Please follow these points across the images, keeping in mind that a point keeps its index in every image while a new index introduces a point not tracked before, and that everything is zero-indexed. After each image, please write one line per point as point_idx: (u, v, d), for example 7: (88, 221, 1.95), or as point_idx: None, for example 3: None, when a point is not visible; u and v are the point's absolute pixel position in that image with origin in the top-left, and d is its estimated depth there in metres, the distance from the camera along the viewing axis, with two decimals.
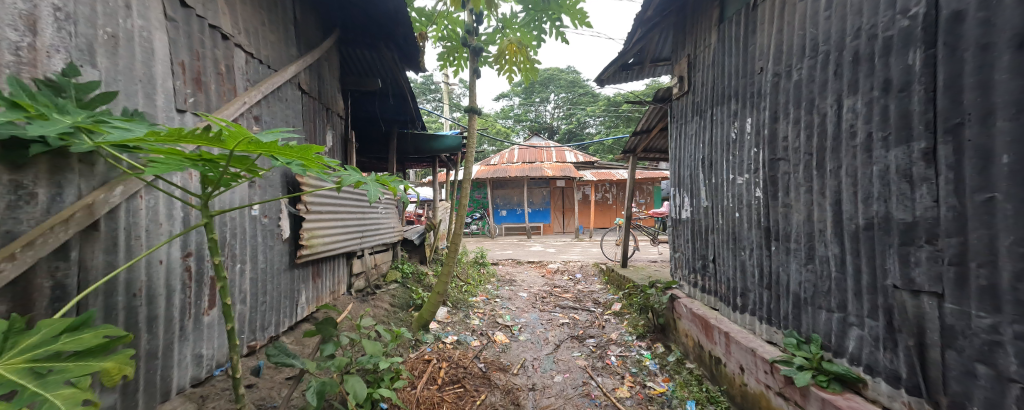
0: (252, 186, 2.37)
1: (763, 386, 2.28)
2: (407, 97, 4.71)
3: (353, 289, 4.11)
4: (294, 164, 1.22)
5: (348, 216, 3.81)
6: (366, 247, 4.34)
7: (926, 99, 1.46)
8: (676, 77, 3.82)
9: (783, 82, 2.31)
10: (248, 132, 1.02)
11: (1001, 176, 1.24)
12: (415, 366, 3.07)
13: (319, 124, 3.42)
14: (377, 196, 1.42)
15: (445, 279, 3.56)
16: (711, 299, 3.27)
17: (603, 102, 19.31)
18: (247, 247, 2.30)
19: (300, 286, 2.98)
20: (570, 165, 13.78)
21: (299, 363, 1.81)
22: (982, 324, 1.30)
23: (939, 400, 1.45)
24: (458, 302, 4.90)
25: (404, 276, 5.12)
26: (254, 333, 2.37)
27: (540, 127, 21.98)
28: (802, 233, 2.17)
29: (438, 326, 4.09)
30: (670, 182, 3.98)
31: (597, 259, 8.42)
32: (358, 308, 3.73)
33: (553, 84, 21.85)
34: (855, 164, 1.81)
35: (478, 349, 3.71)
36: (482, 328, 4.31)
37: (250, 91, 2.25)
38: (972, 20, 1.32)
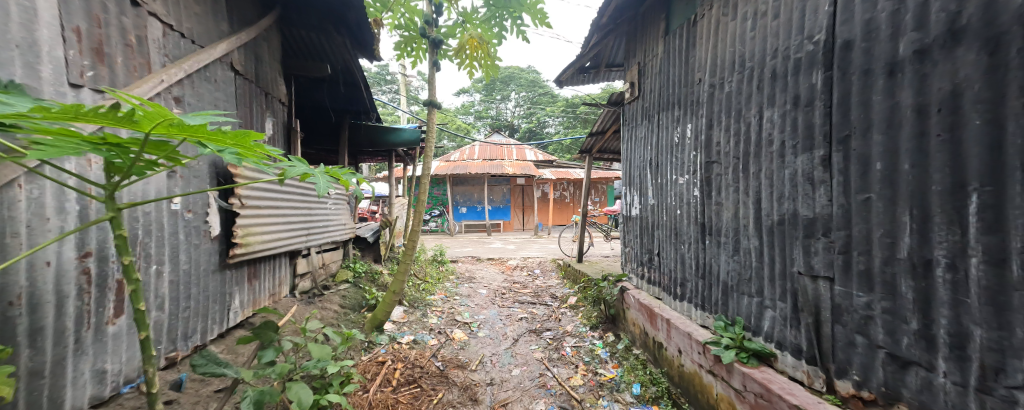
0: (172, 176, 2.12)
1: (697, 366, 2.51)
2: (361, 86, 4.48)
3: (297, 290, 3.84)
4: (228, 152, 1.11)
5: (293, 212, 3.57)
6: (312, 244, 4.08)
7: (825, 114, 1.69)
8: (628, 83, 4.03)
9: (717, 92, 2.52)
10: (169, 113, 0.92)
11: (874, 178, 1.46)
12: (367, 369, 2.97)
13: (256, 111, 3.14)
14: (325, 190, 1.33)
15: (401, 277, 3.44)
16: (655, 289, 3.51)
17: (562, 102, 19.73)
18: (165, 246, 2.06)
19: (233, 289, 2.73)
20: (530, 163, 14.12)
21: (232, 371, 1.66)
22: (860, 302, 1.54)
23: (829, 367, 1.69)
24: (415, 301, 4.78)
25: (357, 275, 4.89)
26: (174, 342, 2.13)
27: (500, 125, 22.01)
28: (729, 228, 2.40)
29: (393, 326, 3.97)
30: (622, 181, 4.19)
31: (556, 255, 8.64)
32: (304, 310, 3.50)
33: (513, 82, 21.92)
34: (771, 168, 2.03)
35: (436, 348, 3.65)
36: (440, 326, 4.25)
37: (169, 68, 2.01)
38: (859, 49, 1.54)
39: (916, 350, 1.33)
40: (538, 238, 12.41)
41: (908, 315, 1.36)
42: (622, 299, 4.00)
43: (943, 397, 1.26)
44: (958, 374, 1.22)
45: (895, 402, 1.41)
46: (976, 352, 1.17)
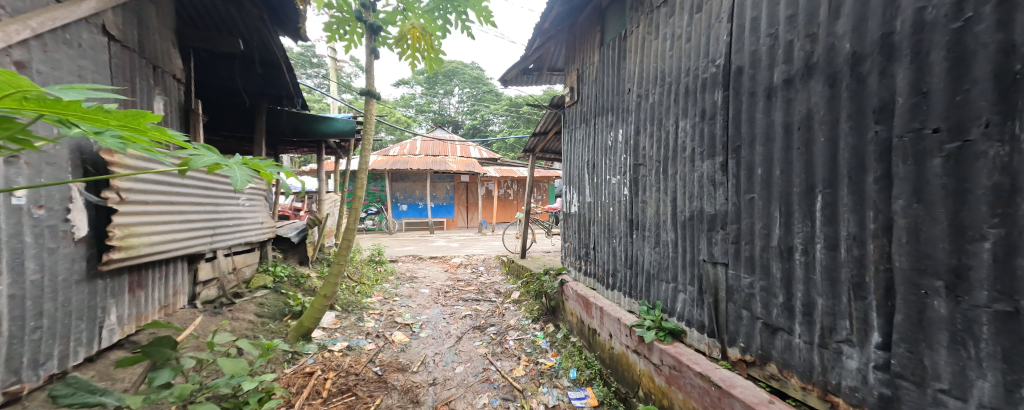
0: (10, 162, 1.69)
1: (625, 348, 2.84)
2: (282, 67, 4.08)
3: (197, 300, 3.26)
4: (109, 136, 0.85)
5: (193, 209, 3.04)
6: (220, 246, 3.53)
7: (723, 127, 2.06)
8: (568, 88, 4.31)
9: (643, 102, 2.87)
10: (22, 83, 0.66)
11: (757, 181, 1.83)
12: (292, 382, 2.80)
13: (142, 86, 2.69)
14: (245, 182, 1.12)
15: (335, 280, 3.17)
16: (591, 280, 3.85)
17: (508, 101, 20.07)
18: (32, 249, 1.76)
19: (108, 301, 2.22)
20: (474, 160, 14.16)
21: (113, 400, 1.32)
22: (746, 282, 1.91)
23: (724, 338, 2.07)
24: (349, 305, 4.60)
25: (276, 281, 4.37)
26: (17, 373, 1.68)
27: (443, 120, 21.71)
28: (652, 223, 2.76)
29: (324, 333, 3.73)
30: (563, 180, 4.49)
31: (500, 252, 8.88)
32: (208, 323, 3.02)
33: (458, 78, 21.70)
34: (684, 171, 2.40)
35: (374, 352, 3.55)
36: (378, 329, 4.14)
37: (8, 23, 1.61)
38: (748, 75, 1.89)
39: (781, 318, 1.70)
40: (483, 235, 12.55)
41: (777, 290, 1.72)
42: (562, 292, 4.29)
43: (798, 354, 1.62)
44: (808, 335, 1.58)
45: (768, 361, 1.79)
46: (818, 317, 1.53)
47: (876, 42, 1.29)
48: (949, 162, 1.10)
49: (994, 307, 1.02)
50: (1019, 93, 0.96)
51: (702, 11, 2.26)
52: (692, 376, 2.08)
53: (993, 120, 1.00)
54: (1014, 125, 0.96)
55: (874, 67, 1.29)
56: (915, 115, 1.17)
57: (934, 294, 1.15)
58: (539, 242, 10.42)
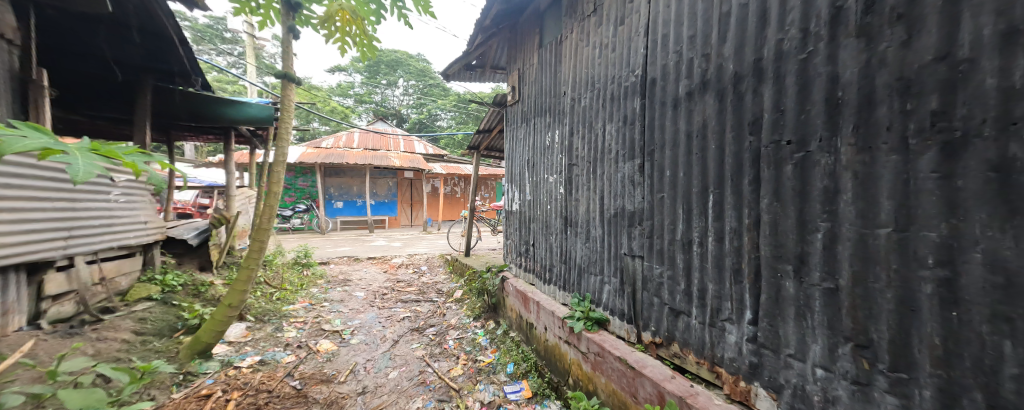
0: None
1: (558, 339, 2.99)
2: (173, 40, 3.36)
3: (41, 320, 2.61)
4: None
5: (30, 206, 2.37)
6: (77, 252, 2.86)
7: (641, 132, 2.26)
8: (510, 87, 4.37)
9: (576, 105, 3.03)
10: None
11: (666, 182, 2.04)
12: (183, 407, 2.40)
13: None
14: (89, 168, 0.93)
15: (243, 287, 2.82)
16: (530, 276, 3.97)
17: (455, 97, 19.67)
18: None
19: None
20: (418, 156, 13.65)
21: None
22: (657, 272, 2.13)
23: (639, 323, 2.29)
24: (266, 314, 4.17)
25: (168, 291, 3.74)
26: None
27: (385, 113, 20.41)
28: (583, 219, 2.93)
29: (229, 349, 3.32)
30: (505, 178, 4.55)
31: (445, 251, 8.71)
32: (64, 344, 2.45)
33: (402, 69, 20.73)
34: (610, 171, 2.58)
35: (293, 365, 3.26)
36: (301, 338, 3.81)
37: None
38: (659, 85, 2.10)
39: (682, 303, 1.93)
40: (426, 234, 12.16)
41: (679, 278, 1.95)
42: (503, 288, 4.36)
43: (694, 333, 1.86)
44: (701, 316, 1.81)
45: (672, 342, 2.02)
46: (709, 300, 1.77)
47: (750, 65, 1.52)
48: (796, 168, 1.34)
49: (824, 285, 1.28)
50: (840, 114, 1.21)
51: (626, 23, 2.43)
52: (612, 360, 2.27)
53: (825, 135, 1.25)
54: (837, 140, 1.21)
55: (749, 86, 1.52)
56: (776, 129, 1.41)
57: (787, 276, 1.39)
58: (486, 240, 10.40)
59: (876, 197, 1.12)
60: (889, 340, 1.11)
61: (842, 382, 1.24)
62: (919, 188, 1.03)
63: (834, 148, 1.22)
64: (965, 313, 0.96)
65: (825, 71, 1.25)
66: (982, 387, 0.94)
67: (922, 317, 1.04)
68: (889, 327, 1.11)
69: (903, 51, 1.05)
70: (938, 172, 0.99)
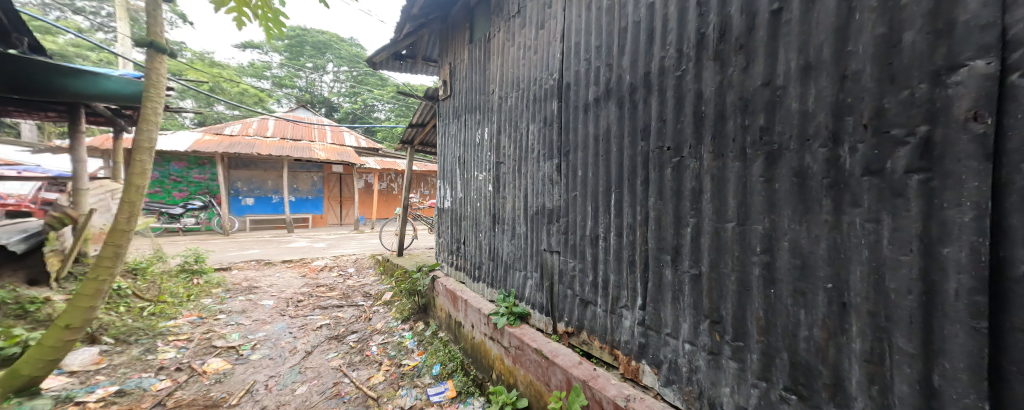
0: None
1: (483, 335, 3.02)
2: None
3: None
4: None
5: None
6: None
7: (558, 134, 2.38)
8: (442, 81, 4.26)
9: (503, 103, 3.08)
10: None
11: (579, 181, 2.18)
12: None
13: None
14: None
15: (93, 299, 2.31)
16: (461, 275, 3.92)
17: (392, 87, 18.57)
18: None
19: None
20: (349, 149, 12.50)
21: None
22: (571, 266, 2.27)
23: (555, 316, 2.42)
24: (134, 334, 3.49)
25: None
26: None
27: (313, 100, 18.46)
28: (509, 217, 2.99)
29: (72, 380, 2.70)
30: (437, 175, 4.44)
31: (378, 251, 8.19)
32: None
33: (329, 51, 18.89)
34: (533, 170, 2.66)
35: (167, 392, 2.78)
36: (180, 360, 3.25)
37: None
38: (573, 90, 2.23)
39: (590, 293, 2.09)
40: (357, 234, 11.27)
41: (588, 270, 2.10)
42: (433, 288, 4.24)
43: (598, 320, 2.03)
44: (605, 304, 1.98)
45: (582, 330, 2.17)
46: (610, 289, 1.94)
47: (642, 78, 1.70)
48: (673, 170, 1.54)
49: (691, 271, 1.49)
50: (704, 125, 1.41)
51: (546, 27, 2.53)
52: (530, 352, 2.37)
53: (693, 143, 1.46)
54: (701, 148, 1.42)
55: (641, 97, 1.71)
56: (659, 136, 1.61)
57: (667, 265, 1.60)
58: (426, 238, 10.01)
59: (725, 196, 1.34)
60: (733, 315, 1.34)
61: (702, 353, 1.46)
62: (752, 189, 1.26)
63: (700, 154, 1.43)
64: (780, 290, 1.20)
65: (693, 87, 1.45)
66: (788, 347, 1.19)
67: (753, 295, 1.28)
68: (734, 305, 1.34)
69: (744, 75, 1.27)
70: (764, 176, 1.22)
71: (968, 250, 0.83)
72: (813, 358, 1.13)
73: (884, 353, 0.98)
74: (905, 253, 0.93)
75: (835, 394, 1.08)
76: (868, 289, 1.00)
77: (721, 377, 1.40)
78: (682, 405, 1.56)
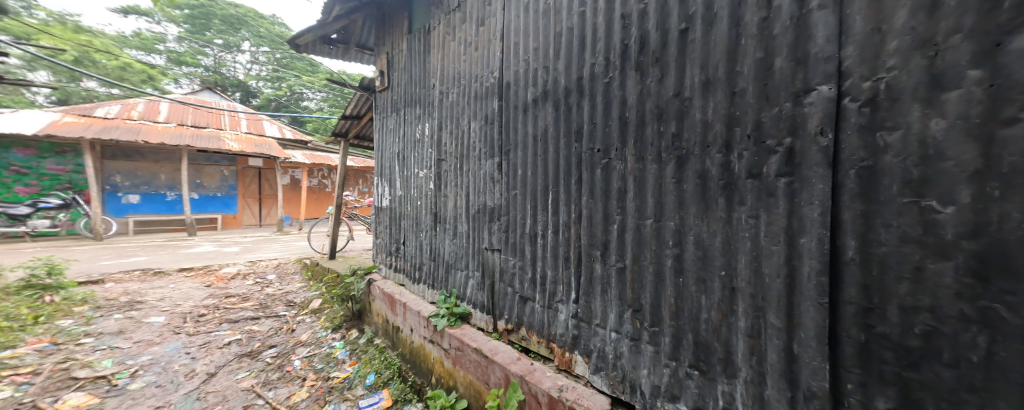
0: None
1: (422, 339, 2.94)
2: None
3: None
4: None
5: None
6: None
7: (499, 132, 2.39)
8: (378, 71, 4.05)
9: (443, 98, 3.02)
10: None
11: (519, 180, 2.22)
12: None
13: None
14: None
15: None
16: (400, 277, 3.76)
17: (324, 75, 17.14)
18: None
19: None
20: (271, 140, 11.24)
21: None
22: (511, 263, 2.31)
23: (496, 314, 2.45)
24: None
25: None
26: None
27: (222, 82, 16.27)
28: (450, 216, 2.93)
29: None
30: (374, 171, 4.21)
31: (305, 254, 7.50)
32: None
33: (246, 29, 16.74)
34: (474, 169, 2.65)
35: None
36: (20, 400, 2.67)
37: None
38: (512, 89, 2.27)
39: (529, 289, 2.15)
40: (280, 235, 10.24)
41: (527, 267, 2.16)
42: (368, 292, 4.01)
43: (535, 315, 2.10)
44: (542, 300, 2.05)
45: (521, 326, 2.22)
46: (548, 284, 2.01)
47: (575, 82, 1.80)
48: (602, 171, 1.65)
49: (617, 265, 1.61)
50: (628, 130, 1.54)
51: (486, 24, 2.53)
52: (470, 352, 2.36)
53: (619, 146, 1.57)
54: (626, 151, 1.54)
55: (575, 99, 1.80)
56: (590, 138, 1.71)
57: (596, 260, 1.71)
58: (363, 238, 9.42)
59: (644, 195, 1.48)
60: (650, 303, 1.49)
61: (624, 339, 1.59)
62: (665, 189, 1.40)
63: (624, 156, 1.55)
64: (686, 278, 1.35)
65: (619, 94, 1.57)
66: (691, 329, 1.35)
67: (666, 284, 1.42)
68: (651, 294, 1.48)
69: (659, 86, 1.41)
70: (675, 178, 1.37)
71: (818, 240, 1.03)
72: (710, 337, 1.30)
73: (761, 329, 1.16)
74: (776, 243, 1.11)
75: (727, 367, 1.26)
76: (751, 274, 1.18)
77: (640, 359, 1.54)
78: (609, 390, 1.68)
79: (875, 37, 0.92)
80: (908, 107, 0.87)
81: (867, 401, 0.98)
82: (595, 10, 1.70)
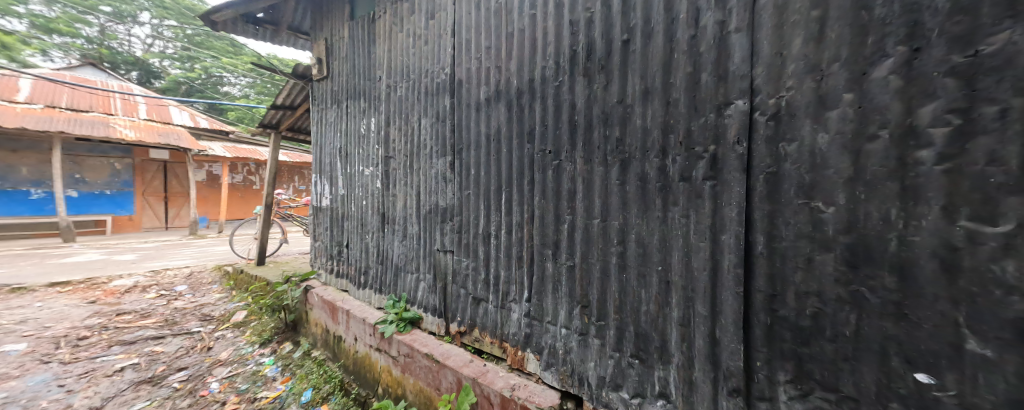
0: None
1: (368, 347, 2.80)
2: None
3: None
4: None
5: None
6: None
7: (452, 130, 2.36)
8: (315, 59, 3.79)
9: (391, 92, 2.91)
10: None
11: (472, 180, 2.21)
12: None
13: None
14: None
15: None
16: (342, 282, 3.54)
17: (249, 59, 15.49)
18: None
19: None
20: (180, 128, 9.88)
21: None
22: (464, 264, 2.29)
23: (448, 317, 2.41)
24: None
25: None
26: None
27: (106, 56, 13.54)
28: (400, 216, 2.83)
29: None
30: (312, 168, 3.93)
31: (227, 260, 6.77)
32: None
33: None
34: (425, 167, 2.58)
35: None
36: None
37: None
38: (464, 86, 2.26)
39: (482, 289, 2.15)
40: (195, 240, 9.13)
41: (481, 268, 2.16)
42: (305, 300, 3.72)
43: (488, 316, 2.11)
44: (495, 300, 2.06)
45: (474, 328, 2.22)
46: (501, 285, 2.03)
47: (527, 84, 1.84)
48: (554, 172, 1.71)
49: (567, 264, 1.68)
50: (577, 133, 1.61)
51: (436, 18, 2.48)
52: (421, 358, 2.30)
53: (569, 148, 1.64)
54: (575, 153, 1.61)
55: (527, 101, 1.84)
56: (542, 139, 1.76)
57: (548, 259, 1.76)
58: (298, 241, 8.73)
59: (592, 196, 1.55)
60: (598, 299, 1.57)
61: (573, 335, 1.66)
62: (611, 190, 1.49)
63: (574, 158, 1.62)
64: (628, 274, 1.45)
65: (568, 97, 1.64)
66: (633, 321, 1.45)
67: (611, 280, 1.51)
68: (598, 290, 1.56)
69: (605, 92, 1.50)
70: (619, 180, 1.46)
71: (736, 237, 1.16)
72: (648, 328, 1.41)
73: (691, 318, 1.28)
74: (703, 240, 1.24)
75: (662, 354, 1.37)
76: (682, 268, 1.29)
77: (587, 352, 1.62)
78: (559, 385, 1.74)
79: (778, 60, 1.06)
80: (801, 123, 1.02)
81: (771, 375, 1.13)
82: (545, 14, 1.75)
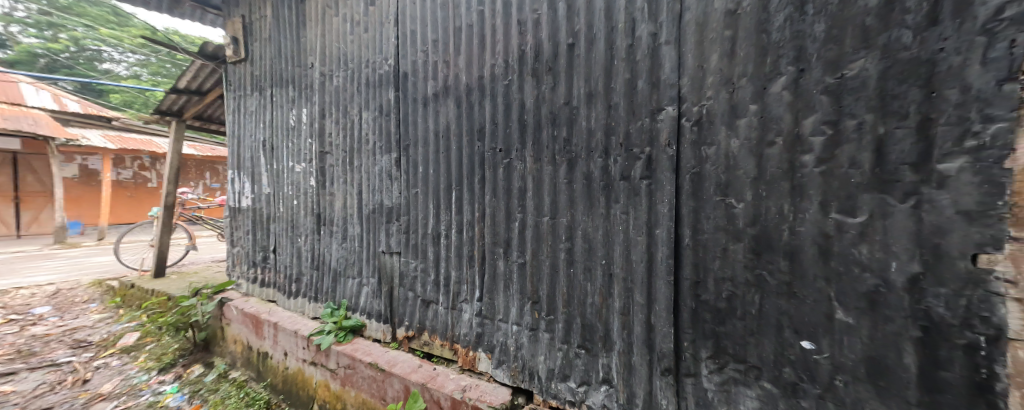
0: None
1: (301, 362, 2.59)
2: None
3: None
4: None
5: None
6: None
7: (397, 126, 2.27)
8: (229, 38, 3.39)
9: (326, 82, 2.72)
10: None
11: (420, 177, 2.16)
12: None
13: None
14: None
15: None
16: (270, 292, 3.23)
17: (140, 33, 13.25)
18: None
19: None
20: (39, 115, 8.17)
21: None
22: (412, 266, 2.22)
23: (394, 322, 2.33)
24: None
25: None
26: None
27: None
28: (339, 217, 2.66)
29: None
30: (228, 163, 3.52)
31: (114, 273, 5.77)
32: None
33: None
34: (368, 164, 2.46)
35: None
36: None
37: None
38: (410, 80, 2.19)
39: (431, 291, 2.11)
40: (68, 250, 7.65)
41: (430, 269, 2.11)
42: (221, 315, 3.33)
43: (437, 317, 2.08)
44: (446, 301, 2.04)
45: (423, 331, 2.17)
46: (452, 285, 2.01)
47: (476, 81, 1.84)
48: (504, 170, 1.73)
49: (518, 261, 1.72)
50: (526, 132, 1.65)
51: (376, 5, 2.36)
52: (363, 368, 2.19)
53: (519, 147, 1.68)
54: (525, 152, 1.65)
55: (476, 99, 1.84)
56: (491, 137, 1.78)
57: (499, 257, 1.78)
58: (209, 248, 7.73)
59: (542, 194, 1.61)
60: (548, 294, 1.62)
61: (524, 330, 1.70)
62: (559, 189, 1.55)
63: (524, 157, 1.66)
64: (575, 269, 1.52)
65: (517, 97, 1.67)
66: (579, 313, 1.53)
67: (559, 275, 1.58)
68: (547, 285, 1.62)
69: (552, 93, 1.56)
70: (567, 179, 1.53)
71: (666, 230, 1.28)
72: (593, 318, 1.49)
73: (630, 307, 1.39)
74: (640, 234, 1.35)
75: (605, 342, 1.46)
76: (623, 261, 1.39)
77: (537, 346, 1.67)
78: (510, 381, 1.77)
79: (699, 73, 1.19)
80: (718, 129, 1.16)
81: (695, 353, 1.26)
82: (493, 12, 1.77)
